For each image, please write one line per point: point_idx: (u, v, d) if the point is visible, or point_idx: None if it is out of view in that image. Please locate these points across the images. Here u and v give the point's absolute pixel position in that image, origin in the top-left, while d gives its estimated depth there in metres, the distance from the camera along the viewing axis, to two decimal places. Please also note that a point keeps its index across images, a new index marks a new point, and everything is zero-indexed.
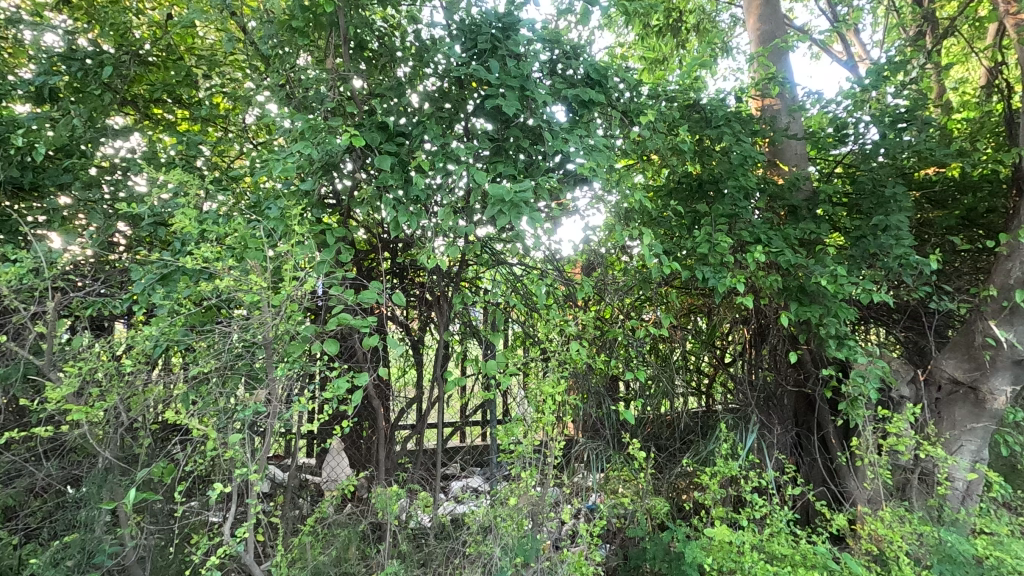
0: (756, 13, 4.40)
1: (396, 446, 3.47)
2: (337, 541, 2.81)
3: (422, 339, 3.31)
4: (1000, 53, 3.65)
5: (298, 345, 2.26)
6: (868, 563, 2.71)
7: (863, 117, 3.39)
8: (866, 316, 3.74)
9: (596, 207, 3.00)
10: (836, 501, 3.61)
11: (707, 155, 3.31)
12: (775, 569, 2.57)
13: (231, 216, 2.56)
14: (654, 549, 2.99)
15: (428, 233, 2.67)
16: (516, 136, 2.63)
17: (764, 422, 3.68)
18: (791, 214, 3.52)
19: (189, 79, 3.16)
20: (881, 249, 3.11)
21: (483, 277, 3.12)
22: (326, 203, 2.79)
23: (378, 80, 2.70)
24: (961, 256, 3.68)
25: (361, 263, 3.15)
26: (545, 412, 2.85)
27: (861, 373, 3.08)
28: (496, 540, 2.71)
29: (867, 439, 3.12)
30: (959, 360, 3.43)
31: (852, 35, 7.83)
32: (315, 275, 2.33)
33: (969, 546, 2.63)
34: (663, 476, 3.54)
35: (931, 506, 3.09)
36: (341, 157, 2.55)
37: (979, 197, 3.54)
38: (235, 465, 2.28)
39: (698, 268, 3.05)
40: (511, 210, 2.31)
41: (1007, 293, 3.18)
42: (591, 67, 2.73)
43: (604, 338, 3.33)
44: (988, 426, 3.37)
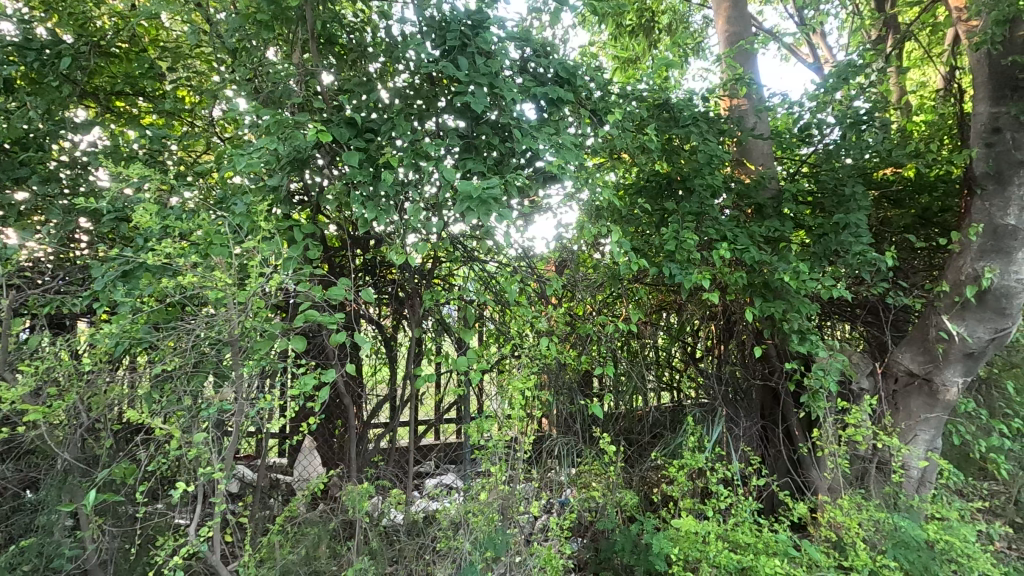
0: (724, 16, 4.47)
1: (369, 444, 3.48)
2: (306, 540, 2.76)
3: (395, 336, 3.31)
4: (954, 59, 3.80)
5: (266, 342, 2.23)
6: (827, 550, 2.80)
7: (827, 118, 3.50)
8: (828, 312, 3.85)
9: (568, 205, 3.01)
10: (799, 491, 3.72)
11: (675, 155, 3.37)
12: (738, 557, 2.63)
13: (196, 212, 2.51)
14: (623, 542, 3.04)
15: (398, 230, 2.66)
16: (486, 134, 2.64)
17: (730, 416, 3.74)
18: (757, 212, 3.60)
19: (153, 71, 3.09)
20: (842, 246, 3.21)
21: (455, 274, 3.13)
22: (296, 199, 2.76)
23: (346, 75, 2.67)
24: (917, 253, 3.81)
25: (332, 260, 3.09)
26: (517, 407, 2.87)
27: (822, 366, 3.18)
28: (467, 535, 2.74)
29: (827, 430, 3.23)
30: (915, 353, 3.56)
31: (818, 37, 8.03)
32: (282, 272, 2.30)
33: (921, 531, 2.74)
34: (634, 469, 3.64)
35: (888, 493, 3.20)
36: (310, 153, 2.52)
37: (935, 196, 3.69)
38: (200, 465, 2.26)
39: (666, 265, 3.12)
40: (479, 206, 2.33)
41: (959, 289, 3.32)
42: (561, 66, 2.75)
43: (575, 335, 3.36)
44: (942, 417, 3.50)
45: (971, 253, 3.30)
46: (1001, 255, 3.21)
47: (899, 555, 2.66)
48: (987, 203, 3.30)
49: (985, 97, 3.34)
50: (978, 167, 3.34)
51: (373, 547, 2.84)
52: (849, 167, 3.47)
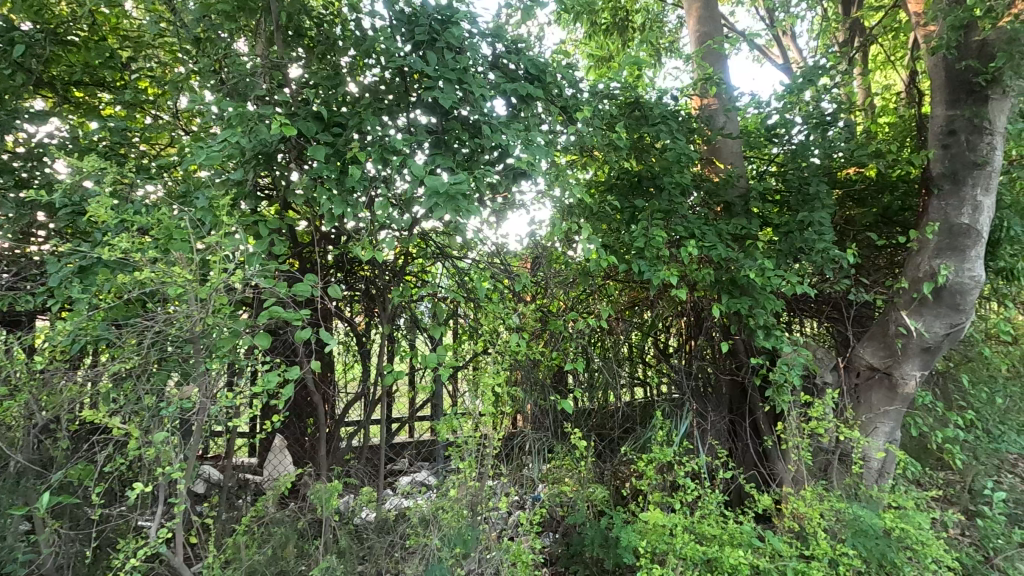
0: (696, 16, 4.53)
1: (341, 442, 3.45)
2: (272, 539, 2.71)
3: (367, 334, 3.29)
4: (914, 63, 3.92)
5: (228, 339, 2.19)
6: (790, 540, 2.87)
7: (794, 118, 3.59)
8: (794, 308, 3.94)
9: (542, 202, 3.02)
10: (764, 483, 3.79)
11: (645, 153, 3.42)
12: (704, 549, 2.68)
13: (157, 207, 2.46)
14: (593, 535, 3.10)
15: (367, 226, 2.63)
16: (456, 130, 2.62)
17: (699, 410, 3.83)
18: (726, 210, 3.64)
19: (112, 62, 3.00)
20: (807, 243, 3.29)
21: (428, 270, 3.11)
22: (264, 195, 2.73)
23: (314, 69, 2.63)
24: (879, 251, 3.92)
25: (302, 256, 3.06)
26: (488, 403, 2.88)
27: (786, 361, 3.28)
28: (436, 532, 2.73)
29: (791, 423, 3.31)
30: (876, 348, 3.66)
31: (788, 40, 8.21)
32: (246, 268, 2.26)
33: (879, 520, 2.82)
34: (605, 464, 3.69)
35: (849, 484, 3.29)
36: (276, 147, 2.48)
37: (895, 195, 3.80)
38: (160, 464, 2.21)
39: (635, 261, 3.16)
40: (448, 202, 2.33)
41: (917, 285, 3.43)
42: (531, 63, 2.75)
43: (548, 330, 3.39)
44: (900, 409, 3.62)
45: (929, 250, 3.42)
46: (956, 253, 3.33)
47: (858, 543, 2.75)
48: (943, 203, 3.41)
49: (942, 100, 3.44)
50: (936, 168, 3.45)
51: (342, 546, 2.81)
52: (815, 167, 3.55)
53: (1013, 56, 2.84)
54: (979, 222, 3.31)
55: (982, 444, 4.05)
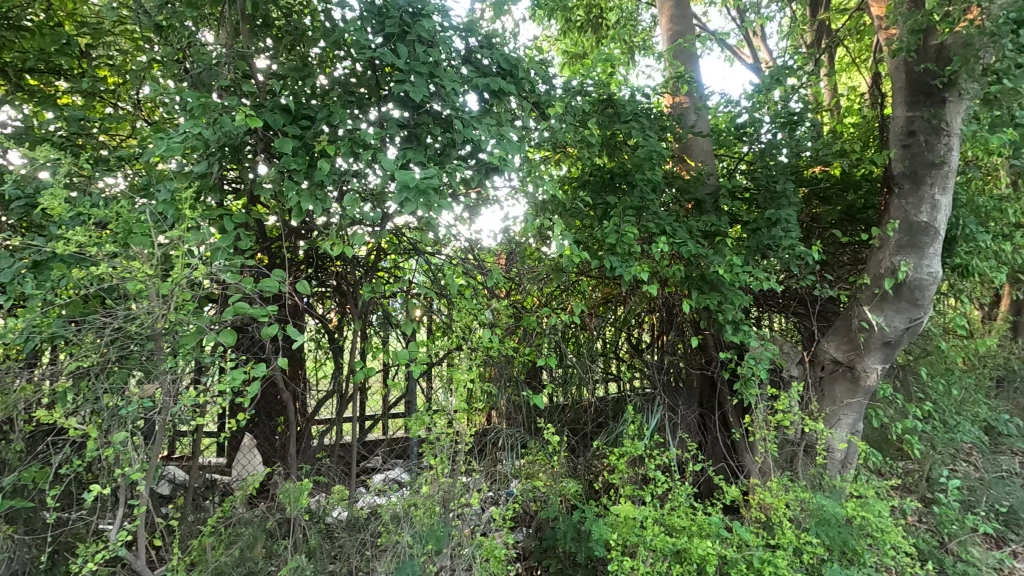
0: (668, 15, 4.58)
1: (312, 441, 3.40)
2: (239, 540, 2.66)
3: (339, 331, 3.25)
4: (876, 65, 4.03)
5: (192, 337, 2.14)
6: (756, 529, 2.94)
7: (762, 117, 3.66)
8: (762, 304, 4.03)
9: (516, 198, 3.02)
10: (733, 475, 3.87)
11: (617, 149, 3.45)
12: (673, 540, 2.72)
13: (117, 200, 2.38)
14: (564, 530, 3.12)
15: (337, 221, 2.60)
16: (428, 124, 2.60)
17: (670, 404, 3.89)
18: (697, 207, 3.70)
19: (69, 48, 2.89)
20: (774, 240, 3.37)
21: (402, 266, 3.06)
22: (230, 189, 2.67)
23: (282, 60, 2.57)
24: (844, 248, 4.04)
25: (270, 251, 3.00)
26: (461, 399, 2.88)
27: (753, 356, 3.35)
28: (407, 529, 2.72)
29: (758, 416, 3.38)
30: (840, 342, 3.76)
31: (758, 40, 8.36)
32: (211, 263, 2.21)
33: (841, 509, 2.91)
34: (578, 458, 3.71)
35: (813, 474, 3.38)
36: (242, 139, 2.43)
37: (859, 194, 3.91)
38: (120, 465, 2.15)
39: (607, 257, 3.19)
40: (418, 197, 2.31)
41: (878, 281, 3.54)
42: (503, 58, 2.74)
43: (521, 326, 3.39)
44: (862, 401, 3.73)
45: (890, 247, 3.52)
46: (915, 250, 3.44)
47: (821, 532, 2.83)
48: (903, 202, 3.52)
49: (902, 101, 3.53)
50: (897, 167, 3.55)
51: (312, 545, 2.77)
52: (782, 165, 3.62)
53: (968, 60, 2.94)
54: (937, 219, 3.43)
55: (938, 434, 4.22)
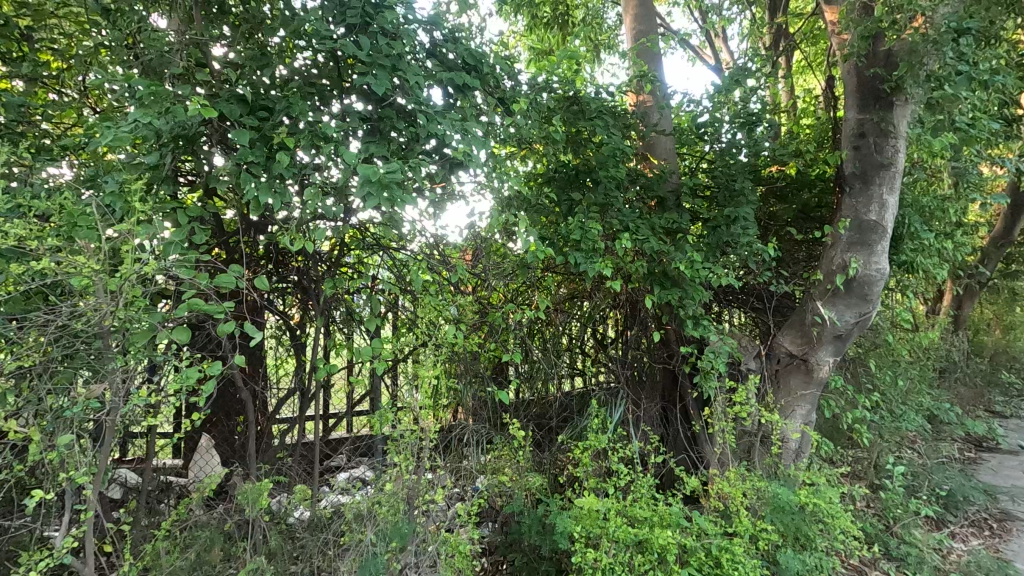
0: (632, 14, 4.62)
1: (273, 440, 3.33)
2: (196, 543, 2.58)
3: (300, 328, 3.19)
4: (830, 69, 4.18)
5: (143, 334, 2.07)
6: (714, 518, 3.02)
7: (722, 117, 3.75)
8: (722, 299, 4.13)
9: (482, 193, 3.00)
10: (693, 466, 3.97)
11: (582, 146, 3.49)
12: (635, 531, 2.78)
13: (61, 191, 2.27)
14: (529, 524, 3.14)
15: (297, 214, 2.53)
16: (392, 118, 2.55)
17: (632, 398, 3.96)
18: (659, 205, 3.75)
19: (7, 30, 2.64)
20: (732, 237, 3.47)
21: (366, 262, 3.04)
22: (183, 182, 2.58)
23: (238, 49, 2.49)
24: (799, 245, 4.18)
25: (228, 246, 2.91)
26: (426, 396, 2.86)
27: (713, 350, 3.45)
28: (371, 527, 2.70)
29: (717, 408, 3.48)
30: (794, 336, 3.90)
31: (720, 41, 8.54)
32: (162, 259, 2.13)
33: (794, 496, 3.02)
34: (544, 453, 3.75)
35: (769, 464, 3.51)
36: (195, 130, 2.34)
37: (813, 193, 4.05)
38: (66, 469, 2.06)
39: (571, 253, 3.22)
40: (381, 191, 2.28)
41: (831, 277, 3.68)
42: (467, 52, 2.72)
43: (486, 322, 3.40)
44: (815, 393, 3.89)
45: (841, 245, 3.66)
46: (865, 247, 3.59)
47: (775, 519, 2.94)
48: (854, 201, 3.66)
49: (854, 104, 3.64)
50: (848, 168, 3.69)
51: (272, 546, 2.72)
52: (741, 164, 3.72)
53: (913, 66, 3.06)
54: (885, 218, 3.58)
55: (885, 423, 4.43)
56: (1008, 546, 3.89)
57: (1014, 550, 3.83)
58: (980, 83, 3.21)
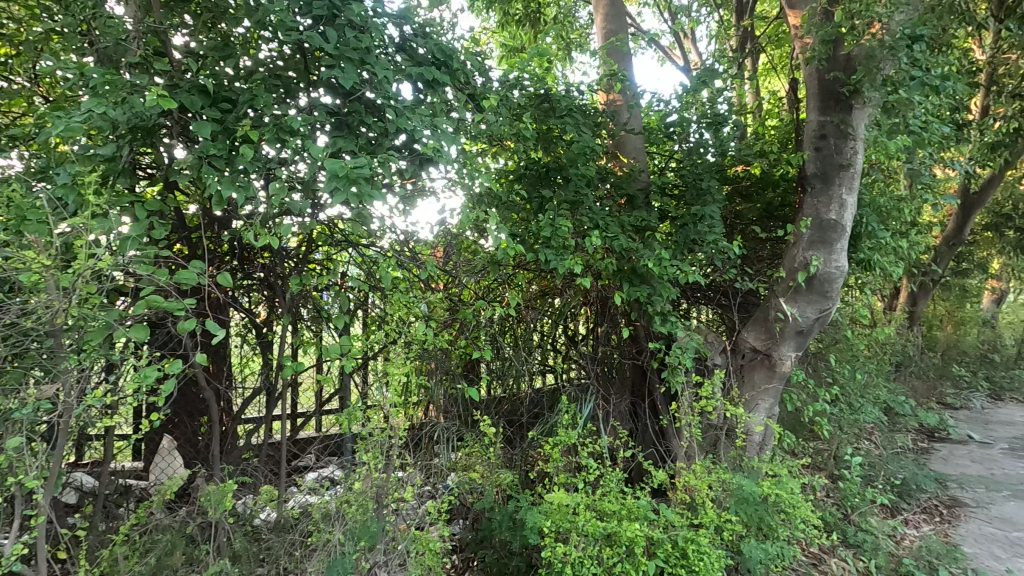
0: (603, 13, 4.66)
1: (238, 441, 3.26)
2: (156, 547, 2.50)
3: (266, 326, 3.12)
4: (793, 72, 4.29)
5: (98, 333, 1.99)
6: (681, 510, 3.08)
7: (690, 117, 3.82)
8: (689, 296, 4.22)
9: (453, 190, 2.99)
10: (661, 460, 4.04)
11: (552, 144, 3.50)
12: (604, 524, 2.81)
13: (9, 183, 2.17)
14: (500, 519, 3.15)
15: (262, 209, 2.47)
16: (360, 112, 2.52)
17: (601, 394, 4.01)
18: (629, 203, 3.79)
19: None
20: (699, 235, 3.54)
21: (334, 259, 2.93)
22: (142, 175, 2.49)
23: (200, 38, 2.42)
24: (763, 243, 4.29)
25: (190, 241, 2.83)
26: (396, 394, 2.83)
27: (680, 345, 3.53)
28: (339, 527, 2.66)
29: (684, 402, 3.55)
30: (758, 331, 4.01)
31: (689, 42, 8.68)
32: (119, 254, 2.06)
33: (758, 487, 3.10)
34: (514, 449, 3.75)
35: (734, 457, 3.59)
36: (154, 121, 2.27)
37: (776, 192, 4.16)
38: (14, 473, 1.97)
39: (542, 250, 3.23)
40: (349, 186, 2.25)
41: (793, 274, 3.79)
42: (437, 48, 2.71)
43: (456, 319, 3.40)
44: (778, 387, 4.00)
45: (803, 243, 3.77)
46: (825, 245, 3.71)
47: (739, 510, 3.02)
48: (815, 200, 3.77)
49: (815, 106, 3.74)
50: (810, 168, 3.79)
51: (237, 549, 2.66)
52: (708, 164, 3.79)
53: (870, 71, 3.16)
54: (844, 218, 3.70)
55: (844, 416, 4.59)
56: (957, 530, 4.07)
57: (962, 534, 4.01)
58: (933, 88, 3.34)
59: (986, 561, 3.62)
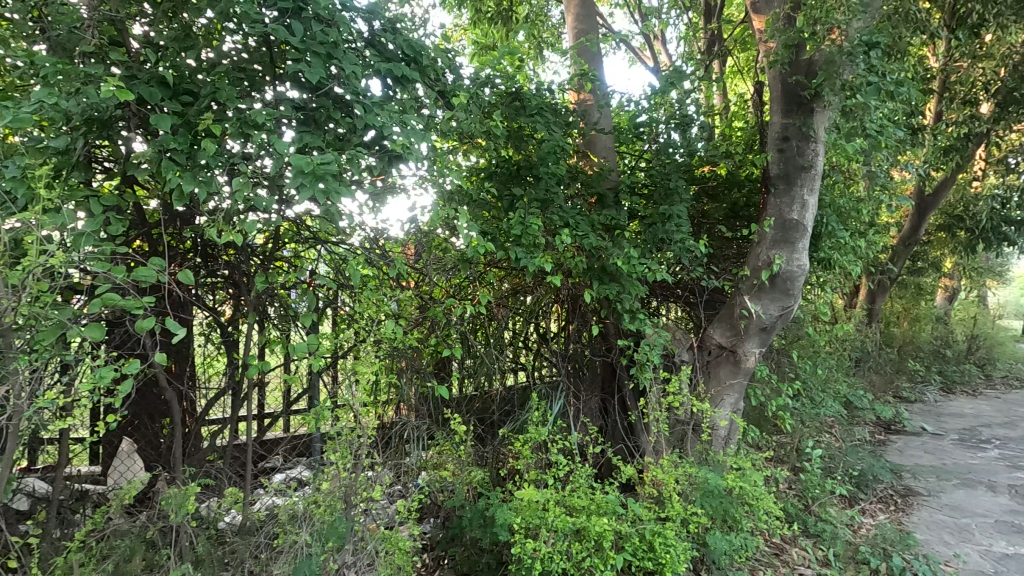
0: (574, 13, 4.70)
1: (203, 442, 3.18)
2: (114, 554, 2.43)
3: (231, 324, 3.06)
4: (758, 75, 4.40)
5: (50, 332, 1.92)
6: (649, 504, 3.14)
7: (658, 118, 3.88)
8: (657, 294, 4.29)
9: (424, 187, 2.93)
10: (630, 455, 4.10)
11: (523, 142, 3.52)
12: (573, 520, 2.85)
13: None
14: (471, 517, 3.16)
15: (226, 205, 2.42)
16: (327, 107, 2.47)
17: (572, 390, 4.05)
18: (599, 202, 3.83)
19: None
20: (666, 234, 3.60)
21: (302, 256, 2.88)
22: (99, 168, 2.41)
23: (160, 28, 2.36)
24: (729, 242, 4.38)
25: (151, 238, 2.75)
26: (365, 392, 2.81)
27: (648, 342, 3.60)
28: (306, 528, 2.62)
29: (652, 398, 3.62)
30: (724, 328, 4.10)
31: (659, 44, 8.81)
32: (72, 251, 1.99)
33: (722, 480, 3.18)
34: (486, 447, 3.76)
35: (700, 451, 3.68)
36: (111, 113, 2.20)
37: (741, 192, 4.26)
38: None
39: (512, 249, 3.25)
40: (315, 182, 2.21)
41: (757, 273, 3.89)
42: (406, 44, 2.68)
43: (427, 317, 3.38)
44: (743, 382, 4.10)
45: (767, 242, 3.87)
46: (787, 244, 3.81)
47: (705, 503, 3.09)
48: (778, 201, 3.87)
49: (779, 109, 3.84)
50: (773, 169, 3.89)
51: (199, 552, 2.60)
52: (676, 164, 3.86)
53: (829, 76, 3.25)
54: (805, 217, 3.81)
55: (805, 410, 4.74)
56: (910, 518, 4.25)
57: (915, 522, 4.18)
58: (889, 94, 3.46)
59: (937, 546, 3.79)
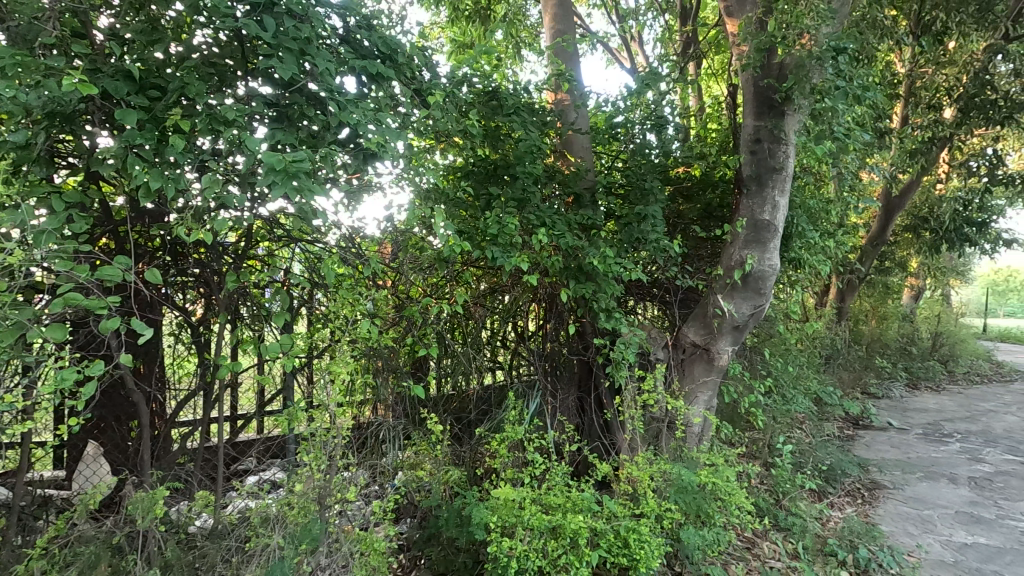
0: (551, 13, 4.71)
1: (172, 445, 3.10)
2: (77, 560, 2.36)
3: (202, 324, 2.99)
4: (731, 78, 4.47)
5: (9, 333, 1.85)
6: (624, 501, 3.17)
7: (634, 119, 3.92)
8: (633, 293, 4.33)
9: (399, 185, 2.91)
10: (606, 452, 4.13)
11: (500, 141, 3.52)
12: (549, 517, 2.86)
13: None
14: (448, 516, 3.15)
15: (195, 203, 2.36)
16: (300, 103, 2.43)
17: (549, 389, 4.06)
18: (576, 201, 3.85)
19: None
20: (642, 233, 3.63)
21: (275, 255, 2.84)
22: (61, 164, 2.34)
23: (125, 20, 2.29)
24: (703, 242, 4.45)
25: (117, 235, 2.68)
26: (340, 392, 2.77)
27: (623, 341, 3.64)
28: (279, 531, 2.58)
29: (627, 396, 3.65)
30: (698, 327, 4.17)
31: (637, 45, 8.88)
32: (33, 248, 1.92)
33: (696, 476, 3.23)
34: (463, 446, 3.75)
35: (674, 448, 3.73)
36: (74, 107, 2.13)
37: (715, 193, 4.33)
38: None
39: (489, 248, 3.25)
40: (288, 180, 2.17)
41: (730, 272, 3.96)
42: (381, 41, 2.65)
43: (403, 317, 3.36)
44: (716, 380, 4.17)
45: (739, 243, 3.94)
46: (759, 244, 3.89)
47: (679, 499, 3.14)
48: (751, 201, 3.93)
49: (751, 111, 3.90)
50: (746, 171, 3.95)
51: (168, 557, 2.54)
52: (652, 164, 3.90)
53: (800, 80, 3.32)
54: (776, 218, 3.89)
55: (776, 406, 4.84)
56: (876, 510, 4.37)
57: (881, 514, 4.31)
58: (856, 98, 3.55)
59: (901, 537, 3.91)
